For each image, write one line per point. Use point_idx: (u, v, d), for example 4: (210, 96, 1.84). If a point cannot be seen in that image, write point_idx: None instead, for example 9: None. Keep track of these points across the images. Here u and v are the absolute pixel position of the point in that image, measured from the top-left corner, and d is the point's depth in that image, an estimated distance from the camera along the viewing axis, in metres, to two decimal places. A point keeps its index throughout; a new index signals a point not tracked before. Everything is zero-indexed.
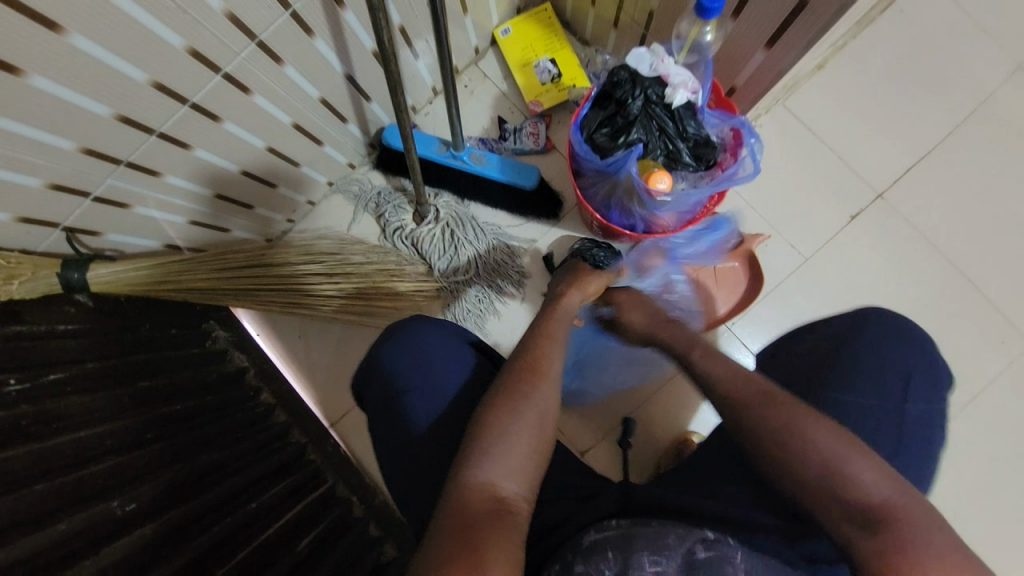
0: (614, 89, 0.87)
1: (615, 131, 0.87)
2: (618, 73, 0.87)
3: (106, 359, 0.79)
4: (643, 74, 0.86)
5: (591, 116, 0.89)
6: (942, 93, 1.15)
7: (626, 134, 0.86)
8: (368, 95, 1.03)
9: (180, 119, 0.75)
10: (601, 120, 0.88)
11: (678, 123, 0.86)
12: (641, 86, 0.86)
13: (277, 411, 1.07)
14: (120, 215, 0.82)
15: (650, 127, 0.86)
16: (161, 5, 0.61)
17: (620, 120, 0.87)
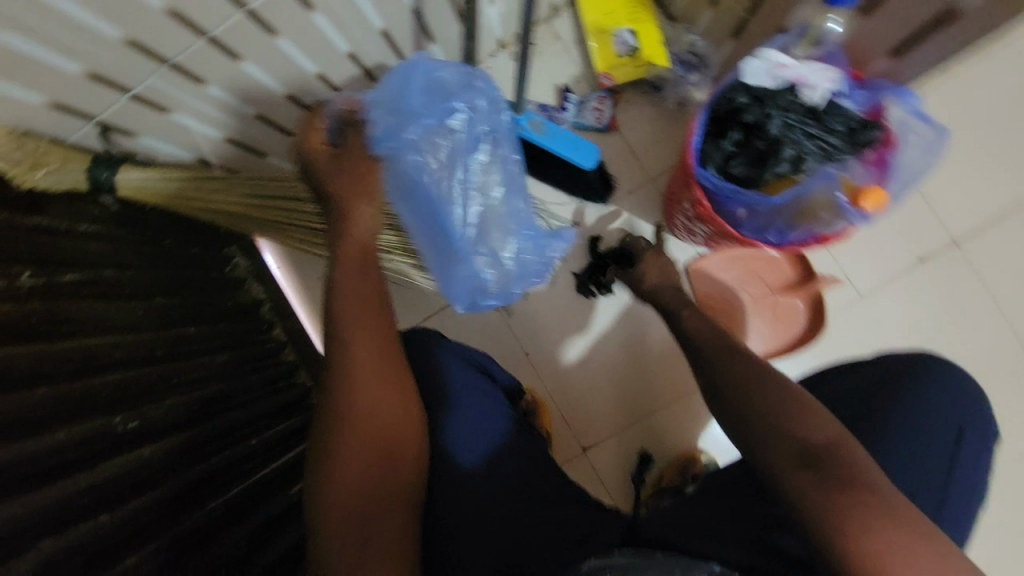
0: (734, 114, 0.66)
1: (756, 158, 0.66)
2: (733, 94, 0.66)
3: (124, 267, 0.76)
4: (766, 87, 0.64)
5: (711, 149, 0.68)
6: None
7: (778, 154, 0.64)
8: (431, 36, 0.95)
9: (233, 26, 0.68)
10: (730, 153, 0.67)
11: (831, 120, 0.64)
12: (771, 100, 0.64)
13: (287, 350, 1.05)
14: (156, 119, 0.76)
15: (805, 135, 0.63)
16: None
17: (759, 146, 0.65)
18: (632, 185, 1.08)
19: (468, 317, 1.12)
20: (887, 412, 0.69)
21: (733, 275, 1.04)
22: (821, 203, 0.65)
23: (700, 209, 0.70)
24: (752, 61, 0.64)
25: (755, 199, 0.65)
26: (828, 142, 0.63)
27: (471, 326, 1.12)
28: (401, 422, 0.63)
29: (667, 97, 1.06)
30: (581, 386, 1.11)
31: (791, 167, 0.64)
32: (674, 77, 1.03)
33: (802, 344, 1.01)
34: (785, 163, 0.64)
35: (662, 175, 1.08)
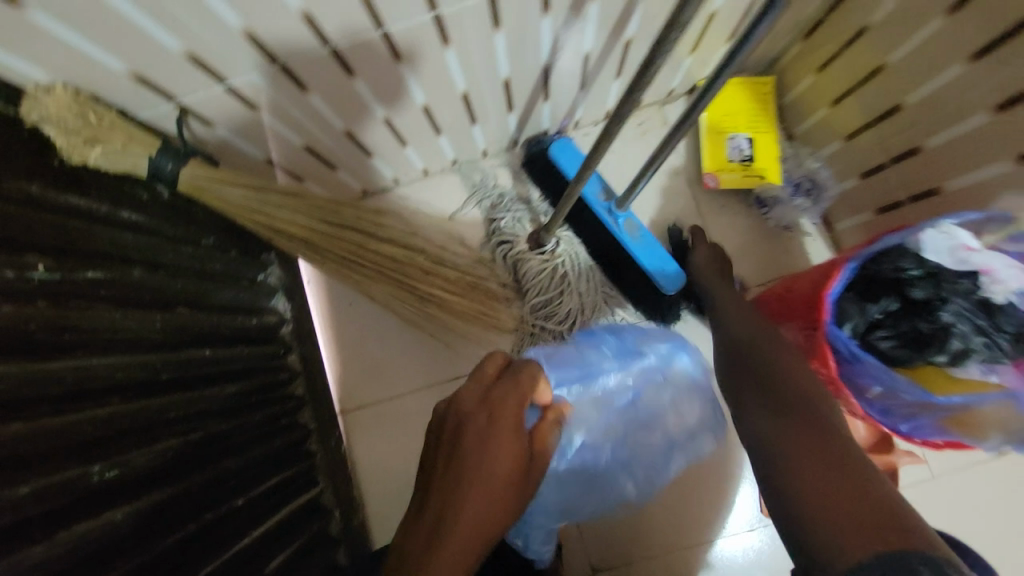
0: (897, 284, 0.61)
1: (914, 340, 0.60)
2: (896, 260, 0.61)
3: (154, 268, 0.64)
4: (949, 266, 0.59)
5: (852, 307, 0.62)
6: None
7: (941, 345, 0.58)
8: (548, 93, 0.88)
9: (364, 41, 0.61)
10: (875, 320, 0.62)
11: (1002, 320, 0.58)
12: (942, 283, 0.59)
13: (297, 382, 0.92)
14: (241, 113, 0.67)
15: (976, 331, 0.58)
16: None
17: (920, 329, 0.59)
18: None
19: None
20: None
21: None
22: (992, 418, 0.56)
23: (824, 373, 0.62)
24: (941, 234, 0.58)
25: (905, 387, 0.56)
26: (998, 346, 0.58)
27: None
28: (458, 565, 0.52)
29: (771, 216, 0.97)
30: None
31: (946, 359, 0.59)
32: (783, 198, 0.96)
33: None
34: (943, 353, 0.58)
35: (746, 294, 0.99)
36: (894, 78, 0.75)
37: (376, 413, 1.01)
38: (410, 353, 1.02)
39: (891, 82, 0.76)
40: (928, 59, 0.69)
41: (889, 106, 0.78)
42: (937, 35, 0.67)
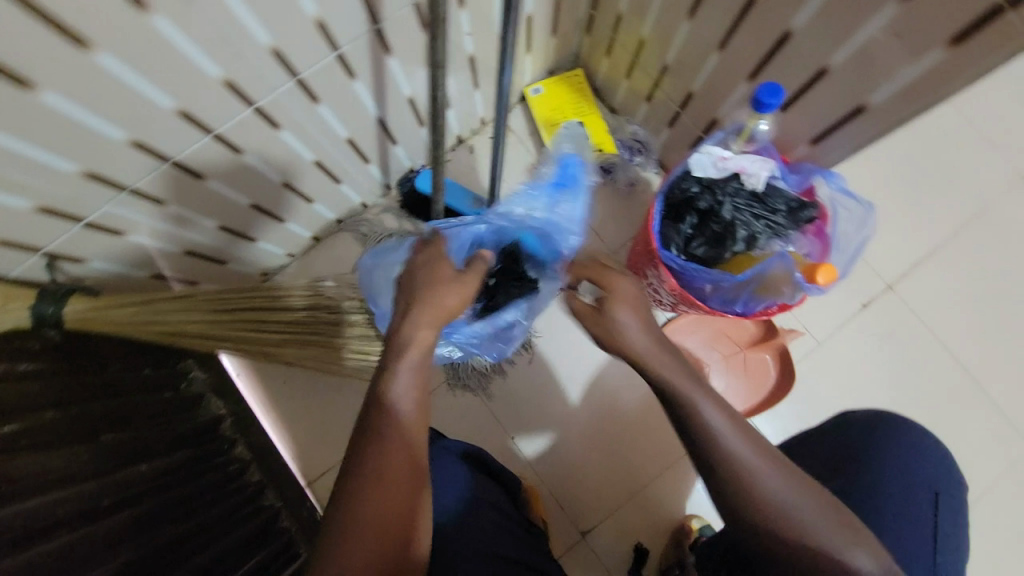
0: (690, 200, 0.75)
1: (714, 240, 0.73)
2: (687, 183, 0.75)
3: (68, 407, 0.68)
4: (716, 177, 0.74)
5: (671, 233, 0.76)
6: (958, 188, 1.14)
7: (732, 236, 0.72)
8: (395, 138, 0.99)
9: (199, 148, 0.69)
10: (689, 236, 0.75)
11: (772, 201, 0.71)
12: (719, 190, 0.73)
13: (251, 469, 0.95)
14: (111, 242, 0.73)
15: (756, 219, 0.71)
16: (207, 35, 0.56)
17: (715, 228, 0.73)
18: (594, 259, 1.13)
19: (449, 407, 1.08)
20: (872, 507, 0.72)
21: (702, 336, 1.10)
22: (781, 282, 0.70)
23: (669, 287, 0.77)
24: (701, 156, 0.74)
25: (719, 276, 0.71)
26: (777, 220, 0.71)
27: (455, 415, 1.08)
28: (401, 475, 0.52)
29: (618, 178, 1.13)
30: (570, 466, 1.07)
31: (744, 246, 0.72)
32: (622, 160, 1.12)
33: (779, 397, 1.05)
34: (740, 243, 0.72)
35: (622, 249, 1.13)
36: (656, 44, 0.92)
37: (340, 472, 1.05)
38: (353, 404, 1.08)
39: (656, 47, 0.92)
40: (669, 25, 0.85)
41: (662, 66, 0.94)
42: (666, 5, 0.83)
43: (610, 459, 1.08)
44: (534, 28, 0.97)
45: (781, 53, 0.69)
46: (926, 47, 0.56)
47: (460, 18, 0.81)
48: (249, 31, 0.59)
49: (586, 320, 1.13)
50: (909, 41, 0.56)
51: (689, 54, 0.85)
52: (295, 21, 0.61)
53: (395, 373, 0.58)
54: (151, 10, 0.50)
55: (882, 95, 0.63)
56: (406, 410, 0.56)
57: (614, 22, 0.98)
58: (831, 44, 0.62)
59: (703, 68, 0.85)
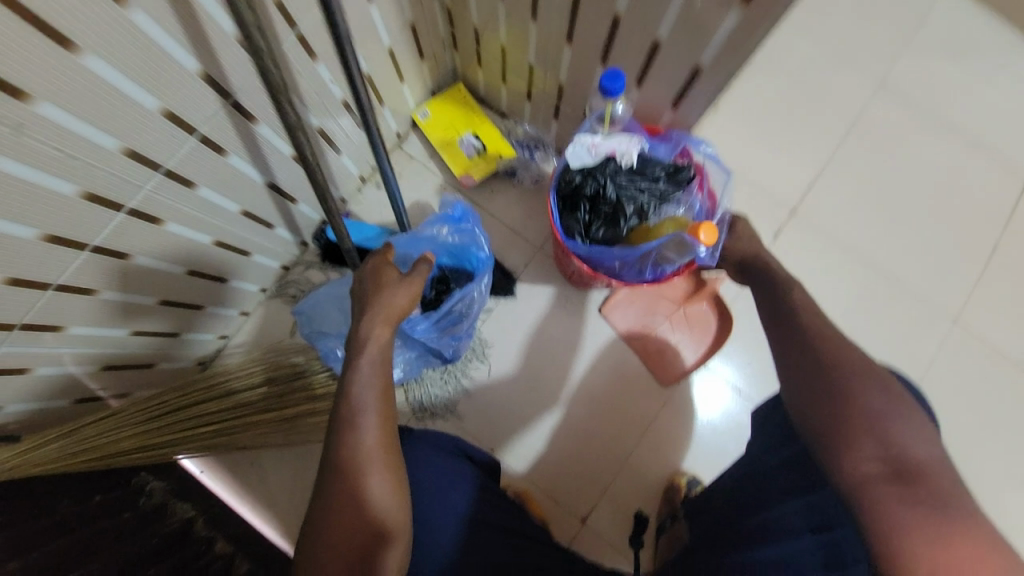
0: (580, 192, 0.86)
1: (609, 220, 0.84)
2: (572, 173, 0.85)
3: (21, 556, 0.64)
4: (588, 159, 0.83)
5: (573, 223, 0.86)
6: (828, 109, 1.24)
7: (624, 213, 0.83)
8: (294, 197, 0.98)
9: (81, 265, 0.67)
10: (588, 222, 0.85)
11: (648, 172, 0.84)
12: (599, 175, 0.84)
13: (238, 560, 0.92)
14: (18, 381, 0.71)
15: (634, 192, 0.82)
16: (48, 157, 0.55)
17: (608, 211, 0.84)
18: (524, 259, 1.16)
19: None
20: None
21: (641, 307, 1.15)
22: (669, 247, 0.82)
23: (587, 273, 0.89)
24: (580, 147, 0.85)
25: (622, 252, 0.81)
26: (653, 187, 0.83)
27: None
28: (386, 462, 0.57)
29: (523, 178, 1.18)
30: (553, 460, 1.10)
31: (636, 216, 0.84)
32: (523, 160, 1.17)
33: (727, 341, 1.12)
34: (630, 217, 0.83)
35: (547, 243, 1.17)
36: (516, 48, 0.95)
37: None
38: None
39: (517, 50, 0.95)
40: (520, 29, 0.89)
41: (529, 66, 0.98)
42: (511, 12, 0.87)
43: (589, 443, 1.11)
44: (399, 58, 0.99)
45: (620, 35, 0.74)
46: (727, 9, 0.61)
47: (318, 70, 0.81)
48: (91, 141, 0.58)
49: (532, 318, 1.15)
50: (712, 6, 0.61)
51: (546, 51, 0.89)
52: (139, 119, 0.61)
53: (358, 373, 0.59)
54: None
55: (710, 54, 0.68)
56: (375, 405, 0.58)
57: (474, 35, 1.01)
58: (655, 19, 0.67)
59: (563, 61, 0.89)
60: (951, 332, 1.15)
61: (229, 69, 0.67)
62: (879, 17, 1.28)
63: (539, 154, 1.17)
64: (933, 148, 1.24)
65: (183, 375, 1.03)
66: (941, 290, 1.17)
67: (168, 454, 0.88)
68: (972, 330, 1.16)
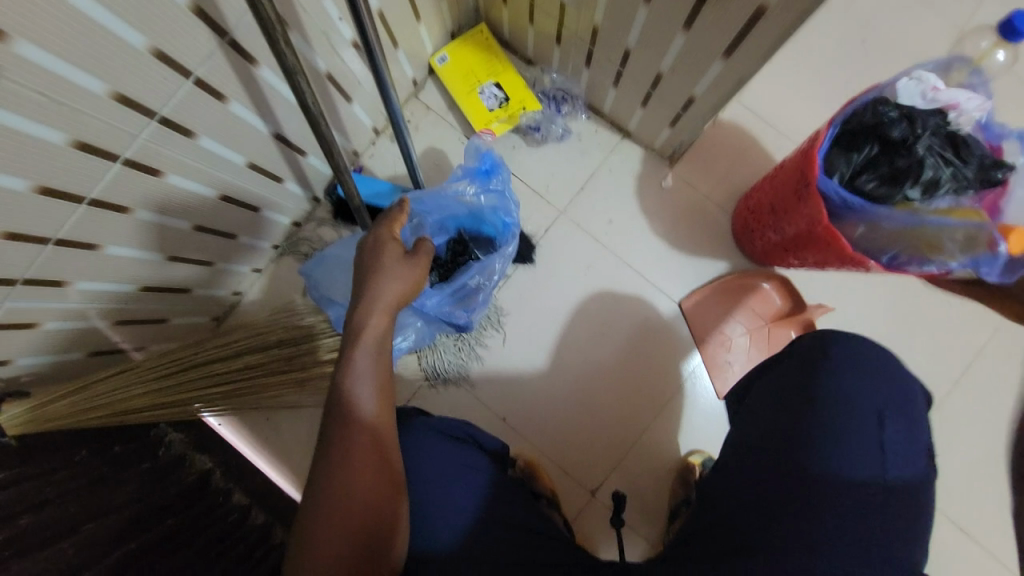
0: (881, 128, 0.70)
1: (888, 177, 0.70)
2: (884, 107, 0.71)
3: (39, 509, 0.67)
4: (924, 106, 0.72)
5: (838, 160, 0.72)
6: (895, 65, 1.10)
7: (916, 176, 0.69)
8: (304, 150, 0.93)
9: (81, 219, 0.64)
10: (857, 167, 0.71)
11: (967, 152, 0.70)
12: (919, 120, 0.70)
13: (254, 511, 0.96)
14: (29, 336, 0.70)
15: (964, 168, 0.70)
16: (27, 101, 0.50)
17: (898, 163, 0.70)
18: (545, 224, 1.10)
19: (434, 404, 1.07)
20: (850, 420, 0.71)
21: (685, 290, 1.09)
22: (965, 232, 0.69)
23: (819, 226, 0.73)
24: (912, 82, 0.73)
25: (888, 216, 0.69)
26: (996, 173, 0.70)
27: (443, 411, 1.07)
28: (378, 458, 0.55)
29: (547, 135, 1.08)
30: (566, 431, 1.08)
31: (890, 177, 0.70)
32: (548, 114, 1.07)
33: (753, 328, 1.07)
34: (907, 170, 0.69)
35: (571, 207, 1.10)
36: None
37: None
38: None
39: None
40: None
41: (559, 5, 0.87)
42: None
43: (604, 415, 1.08)
44: None
45: None
46: None
47: (324, 6, 0.73)
48: (76, 83, 0.52)
49: (551, 286, 1.09)
50: None
51: None
52: (126, 59, 0.55)
53: (353, 366, 0.57)
54: None
55: None
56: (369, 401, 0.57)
57: None
58: None
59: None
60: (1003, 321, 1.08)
61: (224, 3, 0.59)
62: None
63: (566, 108, 1.07)
64: (1011, 115, 1.10)
65: (198, 330, 1.03)
66: None
67: (190, 408, 0.87)
68: None
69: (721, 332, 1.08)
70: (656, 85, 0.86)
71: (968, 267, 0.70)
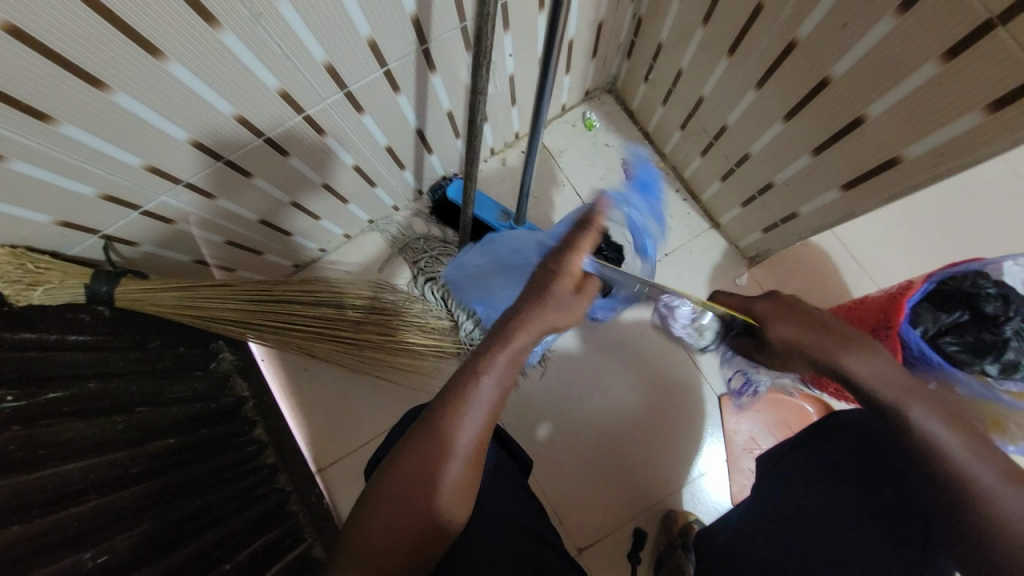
0: (975, 299, 0.72)
1: (973, 349, 0.71)
2: (983, 282, 0.72)
3: (107, 378, 0.73)
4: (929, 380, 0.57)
5: (926, 315, 0.73)
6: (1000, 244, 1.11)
7: (998, 354, 0.69)
8: (432, 147, 1.02)
9: (250, 149, 0.74)
10: (943, 328, 0.72)
11: None
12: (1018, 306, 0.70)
13: (267, 451, 1.00)
14: (163, 230, 0.79)
15: None
16: (267, 51, 0.60)
17: (984, 338, 0.70)
18: None
19: None
20: None
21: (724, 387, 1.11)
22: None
23: None
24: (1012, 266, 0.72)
25: (959, 379, 0.68)
26: None
27: None
28: (425, 474, 0.53)
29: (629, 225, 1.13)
30: (573, 481, 1.08)
31: (974, 350, 0.70)
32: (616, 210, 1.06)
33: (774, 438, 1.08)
34: (998, 352, 0.69)
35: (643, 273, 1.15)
36: (693, 77, 0.92)
37: (350, 461, 1.09)
38: (368, 396, 1.11)
39: (694, 78, 0.92)
40: (708, 58, 0.86)
41: (697, 98, 0.95)
42: (705, 41, 0.84)
43: (615, 479, 1.08)
44: (574, 51, 0.99)
45: (822, 96, 0.69)
46: (961, 112, 0.56)
47: (503, 41, 0.83)
48: (305, 47, 0.62)
49: (602, 339, 1.13)
50: (948, 99, 0.56)
51: (726, 89, 0.85)
52: (348, 39, 0.65)
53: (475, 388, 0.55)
54: (220, 27, 0.54)
55: (915, 150, 0.63)
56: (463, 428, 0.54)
57: (654, 51, 0.99)
58: (871, 95, 0.62)
59: (739, 104, 0.84)
60: None
61: (435, 18, 0.70)
62: None
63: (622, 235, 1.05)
64: None
65: (279, 271, 1.12)
66: None
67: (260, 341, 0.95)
68: None
69: (751, 440, 1.09)
70: (764, 191, 0.92)
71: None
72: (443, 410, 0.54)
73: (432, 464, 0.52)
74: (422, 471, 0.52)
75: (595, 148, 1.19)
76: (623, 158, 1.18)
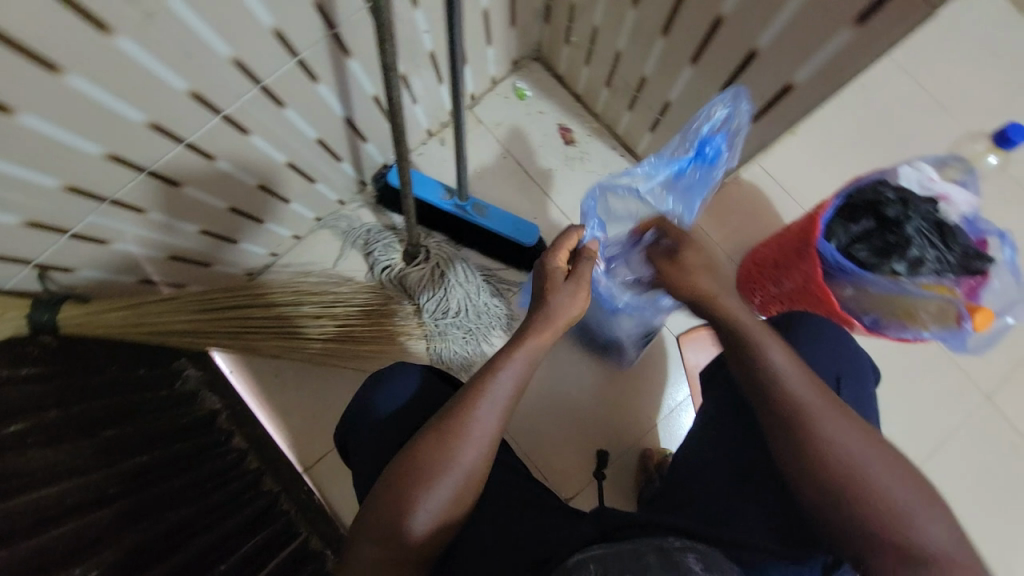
0: (879, 205, 0.81)
1: (880, 250, 0.80)
2: (885, 189, 0.82)
3: (68, 406, 0.73)
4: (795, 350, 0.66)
5: (838, 228, 0.82)
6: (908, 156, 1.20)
7: (903, 252, 0.78)
8: (365, 135, 1.02)
9: (173, 158, 0.73)
10: (854, 236, 0.82)
11: (952, 239, 0.79)
12: (914, 207, 0.80)
13: (249, 457, 1.01)
14: (98, 252, 0.78)
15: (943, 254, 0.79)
16: (167, 51, 0.59)
17: (889, 239, 0.80)
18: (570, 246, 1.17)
19: None
20: None
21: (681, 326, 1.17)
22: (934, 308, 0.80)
23: (815, 283, 0.83)
24: (909, 171, 0.84)
25: (868, 280, 0.79)
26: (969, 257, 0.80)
27: None
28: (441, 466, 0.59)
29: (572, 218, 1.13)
30: (554, 438, 1.13)
31: (885, 250, 0.80)
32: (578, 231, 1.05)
33: None
34: (905, 250, 0.79)
35: None
36: (607, 32, 0.95)
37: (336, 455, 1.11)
38: (343, 391, 1.13)
39: (609, 34, 0.95)
40: (618, 13, 0.88)
41: (615, 53, 0.97)
42: None
43: (593, 429, 1.14)
44: (491, 22, 1.00)
45: (720, 33, 0.72)
46: (834, 29, 0.61)
47: (416, 18, 0.84)
48: (206, 43, 0.62)
49: None
50: (824, 19, 0.61)
51: (638, 40, 0.88)
52: (251, 31, 0.64)
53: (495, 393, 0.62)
54: (113, 32, 0.54)
55: (805, 73, 0.68)
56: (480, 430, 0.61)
57: (568, 13, 1.02)
58: (760, 25, 0.66)
59: (652, 53, 0.88)
60: (976, 405, 1.18)
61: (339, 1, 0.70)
62: (978, 78, 1.24)
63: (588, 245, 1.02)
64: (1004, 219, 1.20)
65: None
66: (977, 362, 1.19)
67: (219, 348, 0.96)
68: (1000, 406, 1.18)
69: None
70: None
71: (938, 337, 0.83)
72: (470, 401, 0.62)
73: (403, 504, 0.58)
74: (438, 462, 0.59)
75: (529, 117, 1.21)
76: (558, 123, 1.21)
